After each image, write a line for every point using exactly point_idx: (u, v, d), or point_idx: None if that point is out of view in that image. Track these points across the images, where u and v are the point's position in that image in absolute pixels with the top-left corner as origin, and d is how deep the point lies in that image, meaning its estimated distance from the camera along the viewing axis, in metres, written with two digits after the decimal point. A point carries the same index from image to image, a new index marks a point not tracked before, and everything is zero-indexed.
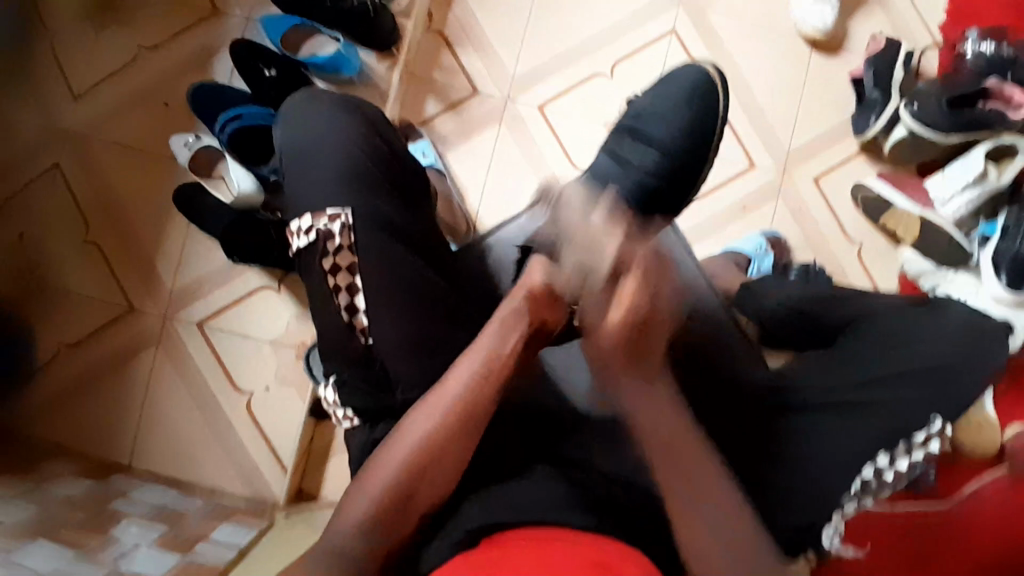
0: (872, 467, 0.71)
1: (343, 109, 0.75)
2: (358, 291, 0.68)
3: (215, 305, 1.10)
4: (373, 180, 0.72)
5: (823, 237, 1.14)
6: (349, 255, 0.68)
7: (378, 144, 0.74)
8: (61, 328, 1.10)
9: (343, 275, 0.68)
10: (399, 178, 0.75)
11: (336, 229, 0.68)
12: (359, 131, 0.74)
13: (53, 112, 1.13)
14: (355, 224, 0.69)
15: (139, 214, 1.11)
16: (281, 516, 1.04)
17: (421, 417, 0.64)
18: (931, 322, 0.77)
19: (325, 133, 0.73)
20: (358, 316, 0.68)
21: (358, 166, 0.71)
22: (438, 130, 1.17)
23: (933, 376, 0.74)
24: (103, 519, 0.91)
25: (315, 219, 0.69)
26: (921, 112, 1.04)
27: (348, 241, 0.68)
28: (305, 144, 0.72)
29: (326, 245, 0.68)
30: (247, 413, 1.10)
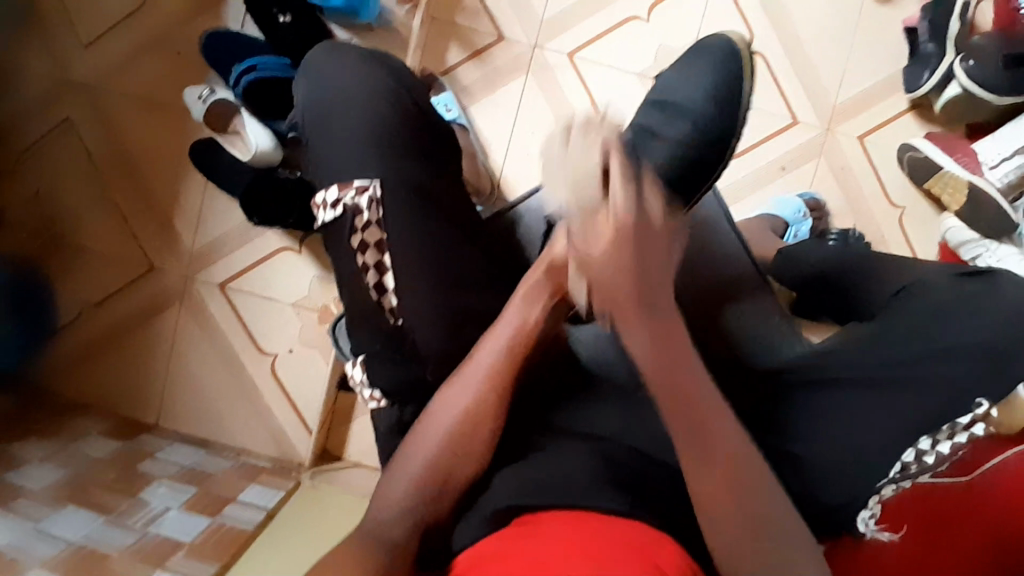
0: (912, 450, 0.64)
1: (365, 64, 0.70)
2: (385, 270, 0.64)
3: (235, 266, 1.07)
4: (397, 142, 0.67)
5: (865, 199, 1.08)
6: (378, 231, 0.64)
7: (407, 105, 0.70)
8: (81, 286, 1.09)
9: (372, 252, 0.64)
10: (429, 141, 0.70)
11: (364, 204, 0.64)
12: (383, 88, 0.69)
13: (61, 60, 1.07)
14: (383, 197, 0.64)
15: (153, 169, 1.07)
16: (307, 477, 1.05)
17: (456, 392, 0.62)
18: (989, 289, 0.68)
19: (345, 92, 0.68)
20: (387, 295, 0.64)
21: (386, 126, 0.67)
22: (461, 81, 1.10)
23: (985, 351, 0.65)
24: (133, 480, 0.91)
25: (341, 191, 0.64)
26: (977, 70, 0.94)
27: (376, 216, 0.64)
28: (329, 102, 0.68)
29: (354, 221, 0.64)
30: (271, 374, 1.08)
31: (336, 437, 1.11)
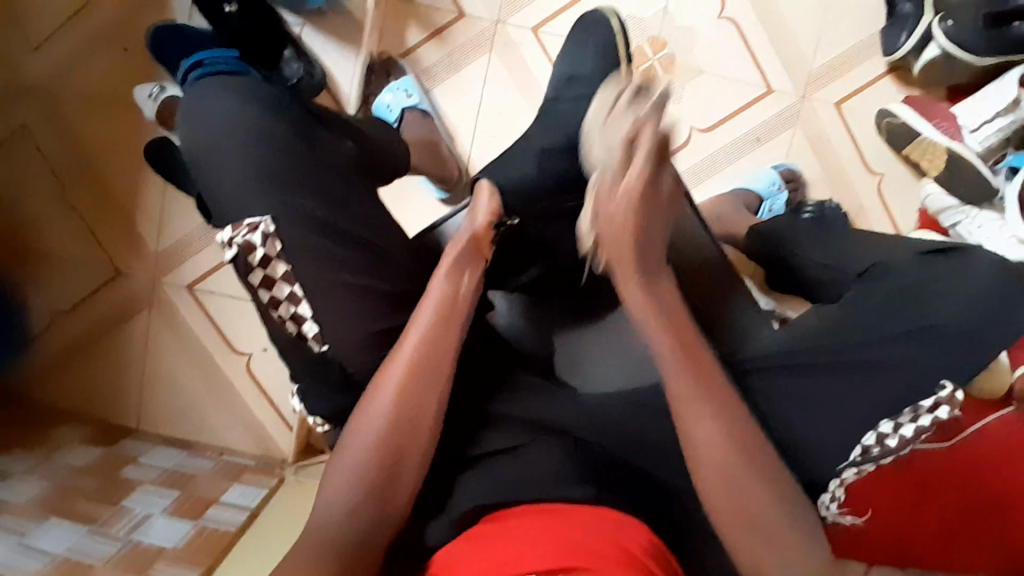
0: (873, 433, 0.59)
1: (248, 94, 0.65)
2: (299, 301, 0.60)
3: (203, 267, 1.06)
4: (288, 171, 0.62)
5: (843, 167, 1.05)
6: (280, 264, 0.59)
7: (288, 135, 0.64)
8: (51, 295, 1.08)
9: (279, 287, 0.60)
10: (323, 166, 0.65)
11: (258, 239, 0.59)
12: (269, 117, 0.64)
13: (8, 64, 1.04)
14: (277, 230, 0.59)
15: (112, 172, 1.05)
16: (290, 473, 1.06)
17: (381, 384, 0.59)
18: (960, 268, 0.65)
19: (226, 122, 0.63)
20: (306, 325, 0.61)
21: (264, 159, 0.61)
22: (421, 63, 1.06)
23: (960, 331, 0.61)
24: (115, 487, 0.92)
25: (233, 231, 0.59)
26: (955, 30, 0.90)
27: (274, 250, 0.59)
28: (203, 141, 0.63)
29: (249, 260, 0.59)
30: (248, 373, 1.08)
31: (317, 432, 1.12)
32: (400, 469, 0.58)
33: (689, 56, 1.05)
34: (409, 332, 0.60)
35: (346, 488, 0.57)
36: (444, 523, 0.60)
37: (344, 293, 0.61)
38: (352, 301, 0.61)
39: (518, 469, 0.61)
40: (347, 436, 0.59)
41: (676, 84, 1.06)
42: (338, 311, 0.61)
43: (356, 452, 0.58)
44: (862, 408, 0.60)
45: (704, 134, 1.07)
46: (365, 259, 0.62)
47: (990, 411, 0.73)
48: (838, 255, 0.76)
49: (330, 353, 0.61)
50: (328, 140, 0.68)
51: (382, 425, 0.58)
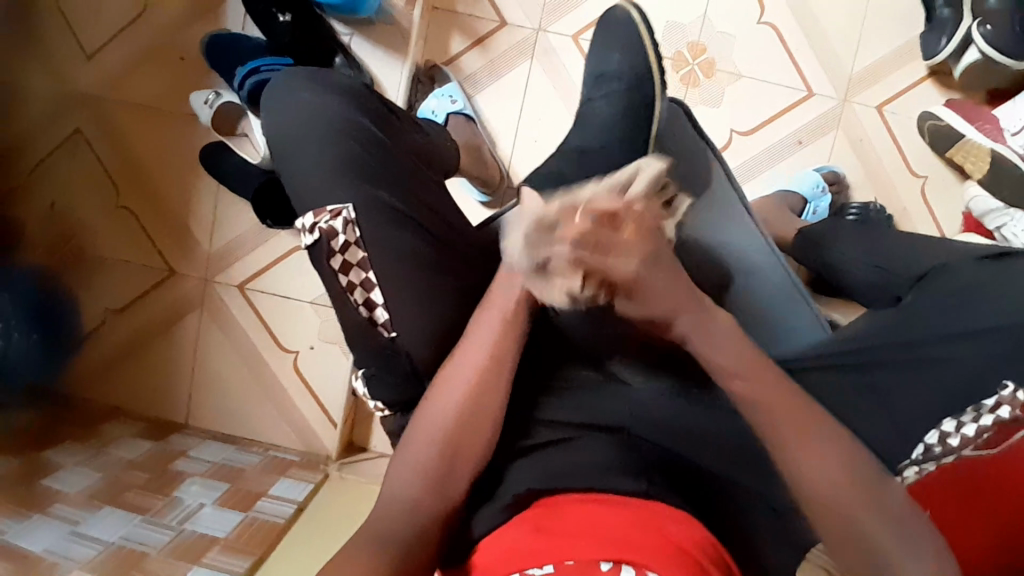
0: (935, 432, 0.60)
1: (326, 89, 0.67)
2: (373, 287, 0.62)
3: (253, 268, 1.09)
4: (371, 168, 0.64)
5: (885, 170, 1.05)
6: (357, 251, 0.62)
7: (366, 127, 0.66)
8: (106, 294, 1.12)
9: (356, 272, 0.62)
10: (393, 161, 0.67)
11: (339, 226, 0.61)
12: (347, 114, 0.66)
13: (69, 75, 1.09)
14: (358, 219, 0.62)
15: (168, 177, 1.09)
16: (335, 468, 1.08)
17: (443, 389, 0.61)
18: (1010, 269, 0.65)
19: (309, 117, 0.65)
20: (377, 311, 0.63)
21: (348, 153, 0.64)
22: (464, 70, 1.08)
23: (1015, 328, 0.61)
24: (166, 480, 0.95)
25: (316, 216, 0.62)
26: (995, 36, 0.90)
27: (354, 237, 0.62)
28: (285, 134, 0.65)
29: (331, 244, 0.61)
30: (294, 370, 1.11)
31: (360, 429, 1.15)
32: (458, 459, 0.60)
33: (729, 61, 1.06)
34: (470, 341, 0.63)
35: (413, 474, 0.59)
36: (491, 512, 0.61)
37: (402, 289, 0.63)
38: (412, 295, 0.63)
39: (569, 456, 0.64)
40: (410, 431, 0.61)
41: (715, 89, 1.07)
42: (399, 304, 0.63)
43: (423, 451, 0.60)
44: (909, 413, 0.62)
45: (744, 138, 1.07)
46: (425, 258, 0.64)
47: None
48: (883, 253, 0.78)
49: (398, 341, 0.63)
50: (403, 140, 0.72)
51: (449, 425, 0.60)
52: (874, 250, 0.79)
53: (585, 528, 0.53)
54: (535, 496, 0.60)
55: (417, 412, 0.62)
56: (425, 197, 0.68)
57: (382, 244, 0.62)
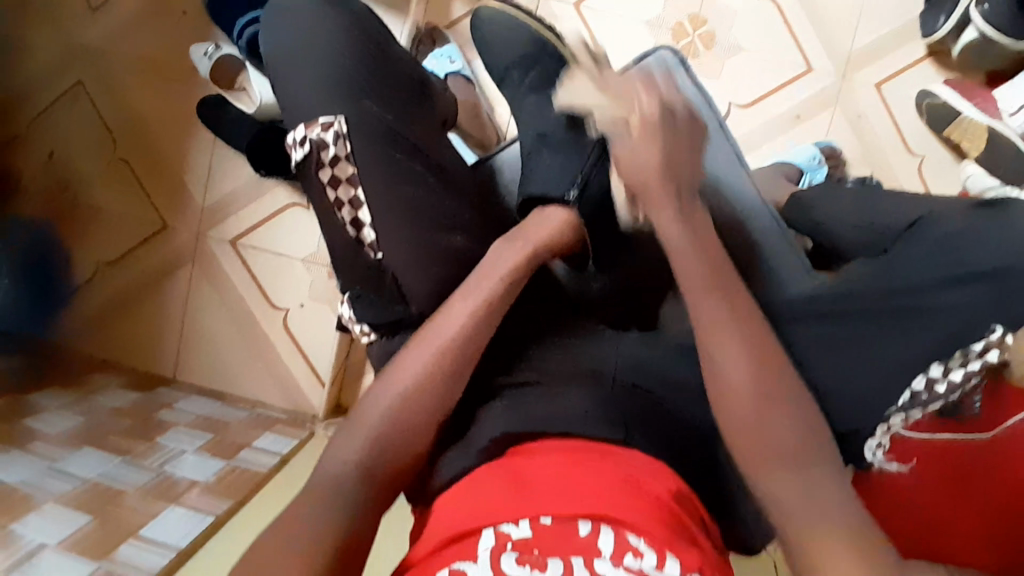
0: (923, 378, 0.60)
1: (327, 9, 0.70)
2: (360, 206, 0.65)
3: (248, 223, 1.09)
4: (363, 85, 0.67)
5: (882, 147, 1.06)
6: (346, 166, 0.65)
7: (365, 44, 0.70)
8: (98, 245, 1.12)
9: (343, 188, 0.65)
10: (388, 80, 0.70)
11: (330, 138, 0.64)
12: (346, 32, 0.69)
13: (71, 25, 1.10)
14: (349, 133, 0.65)
15: (168, 129, 1.09)
16: (321, 428, 1.07)
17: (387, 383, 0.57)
18: (1006, 213, 0.62)
19: (309, 35, 0.68)
20: (364, 231, 0.65)
21: (343, 69, 0.67)
22: (466, 35, 1.08)
23: (1000, 276, 0.59)
24: (149, 427, 0.94)
25: (308, 129, 0.65)
26: (994, 12, 0.89)
27: (344, 151, 0.64)
28: (286, 54, 0.69)
29: (320, 156, 0.64)
30: (285, 329, 1.11)
31: (350, 392, 1.12)
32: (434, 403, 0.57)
33: (728, 34, 1.07)
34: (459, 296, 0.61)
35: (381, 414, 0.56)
36: (472, 450, 0.57)
37: (390, 204, 0.65)
38: (399, 222, 0.65)
39: (548, 402, 0.59)
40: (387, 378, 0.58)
41: (713, 62, 1.07)
42: (386, 223, 0.65)
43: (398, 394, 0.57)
44: (897, 360, 0.61)
45: (742, 110, 1.08)
46: (414, 188, 0.66)
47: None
48: (864, 208, 0.74)
49: (384, 263, 0.65)
50: (402, 61, 0.73)
51: (391, 413, 0.56)
52: (858, 208, 0.75)
53: (572, 478, 0.50)
54: (511, 440, 0.57)
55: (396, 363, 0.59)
56: (412, 124, 0.69)
57: (371, 161, 0.65)
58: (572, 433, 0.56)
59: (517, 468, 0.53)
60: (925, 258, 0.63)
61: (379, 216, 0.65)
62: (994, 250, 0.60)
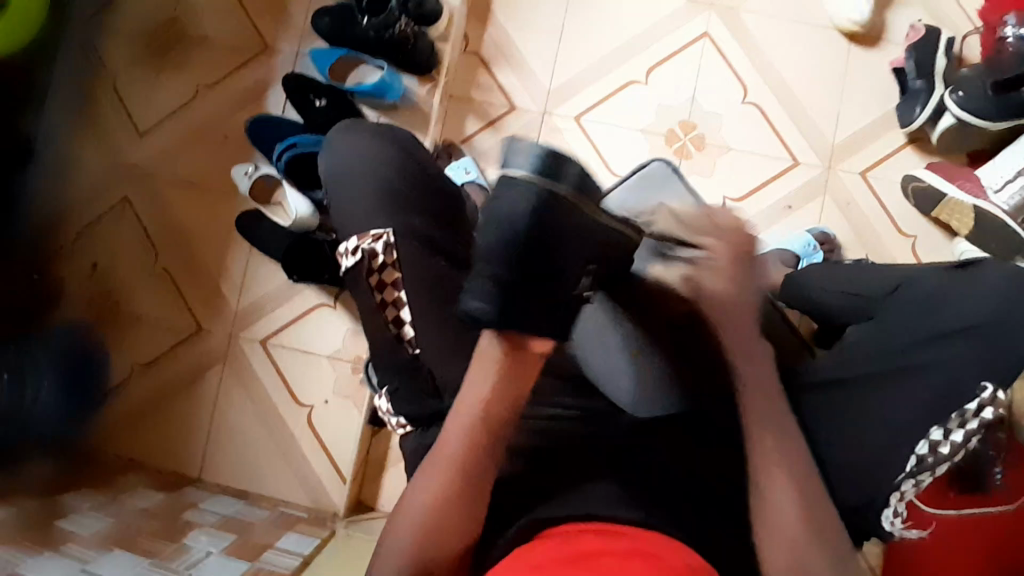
0: (926, 442, 0.67)
1: (379, 133, 0.80)
2: (403, 306, 0.73)
3: (278, 323, 1.16)
4: (408, 198, 0.76)
5: (873, 231, 1.12)
6: (393, 271, 0.73)
7: (411, 163, 0.79)
8: (137, 348, 1.18)
9: (389, 290, 0.73)
10: (432, 194, 0.78)
11: (380, 247, 0.73)
12: (393, 153, 0.79)
13: (122, 150, 1.22)
14: (396, 241, 0.74)
15: (207, 239, 1.19)
16: (342, 526, 1.06)
17: (401, 523, 0.61)
18: (972, 278, 0.71)
19: (362, 157, 0.78)
20: (405, 328, 0.72)
21: (391, 185, 0.76)
22: (478, 147, 1.18)
23: (974, 334, 0.68)
24: (177, 528, 0.93)
25: (360, 240, 0.74)
26: (967, 101, 1.01)
27: (391, 258, 0.73)
28: (341, 172, 0.78)
29: (372, 263, 0.73)
30: (309, 425, 1.14)
31: (371, 488, 1.13)
32: (449, 528, 0.60)
33: (717, 136, 1.15)
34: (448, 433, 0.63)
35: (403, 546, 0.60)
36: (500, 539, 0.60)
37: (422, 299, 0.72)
38: (423, 312, 0.72)
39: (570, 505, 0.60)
40: (399, 512, 0.62)
41: (705, 161, 1.15)
42: (420, 318, 0.72)
43: (409, 528, 0.61)
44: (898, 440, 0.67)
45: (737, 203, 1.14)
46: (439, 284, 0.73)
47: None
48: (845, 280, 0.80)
49: (420, 357, 0.71)
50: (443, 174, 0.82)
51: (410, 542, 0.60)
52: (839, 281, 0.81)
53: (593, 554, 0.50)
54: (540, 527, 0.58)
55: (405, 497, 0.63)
56: (445, 232, 0.77)
57: (413, 265, 0.73)
58: (597, 514, 0.58)
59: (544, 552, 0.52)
60: (906, 325, 0.71)
61: (416, 312, 0.72)
62: (966, 311, 0.69)
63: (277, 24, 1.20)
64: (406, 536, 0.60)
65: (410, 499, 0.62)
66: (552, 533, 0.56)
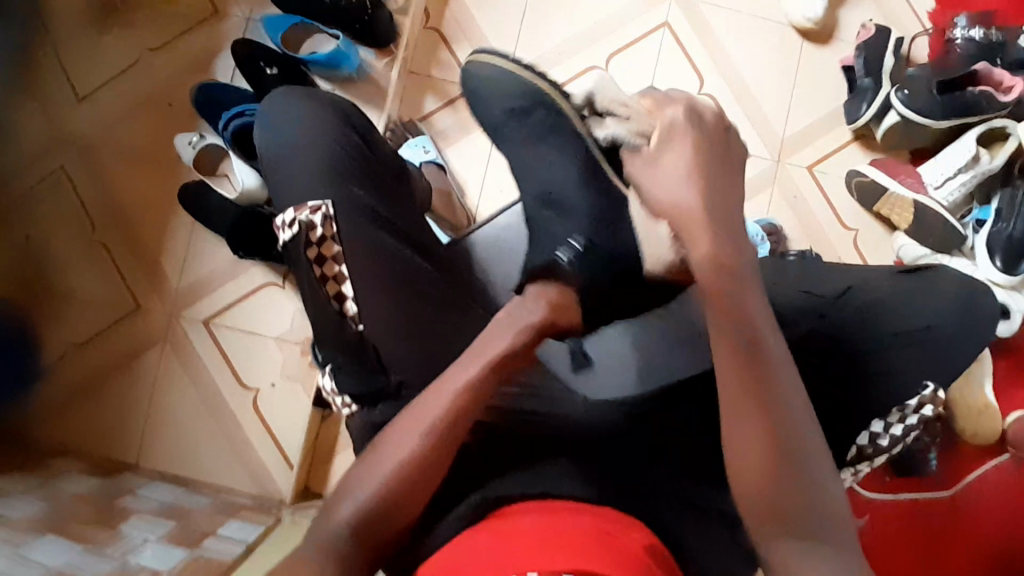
0: (866, 433, 0.71)
1: (319, 105, 0.78)
2: (343, 281, 0.70)
3: (221, 302, 1.10)
4: (348, 172, 0.74)
5: (819, 225, 1.16)
6: (332, 245, 0.71)
7: (351, 136, 0.77)
8: (68, 326, 1.10)
9: (328, 265, 0.70)
10: (375, 172, 0.77)
11: (318, 219, 0.70)
12: (335, 127, 0.77)
13: (52, 113, 1.13)
14: (335, 215, 0.71)
15: (145, 213, 1.12)
16: (288, 513, 1.01)
17: (363, 474, 0.57)
18: (927, 284, 0.75)
19: (302, 128, 0.76)
20: (347, 304, 0.70)
21: (332, 157, 0.74)
22: (437, 126, 1.15)
23: (927, 333, 0.72)
24: (111, 515, 0.88)
25: (296, 211, 0.71)
26: (911, 99, 1.06)
27: (330, 231, 0.71)
28: (276, 143, 0.76)
29: (309, 236, 0.70)
30: (254, 409, 1.09)
31: (318, 476, 1.09)
32: (411, 498, 0.57)
33: None
34: (435, 393, 0.61)
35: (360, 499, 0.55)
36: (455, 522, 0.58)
37: (378, 276, 0.70)
38: (378, 289, 0.70)
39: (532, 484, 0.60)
40: (363, 463, 0.58)
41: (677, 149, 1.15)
42: (365, 299, 0.70)
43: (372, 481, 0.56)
44: (838, 420, 0.71)
45: None
46: (389, 262, 0.71)
47: (989, 461, 1.00)
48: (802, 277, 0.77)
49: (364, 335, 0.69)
50: (388, 155, 0.81)
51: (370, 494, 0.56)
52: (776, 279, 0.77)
53: (549, 537, 0.49)
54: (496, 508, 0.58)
55: (373, 450, 0.59)
56: (389, 213, 0.75)
57: (358, 241, 0.71)
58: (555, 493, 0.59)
59: (504, 531, 0.51)
60: (864, 326, 0.73)
61: (372, 290, 0.70)
62: (908, 317, 0.73)
63: None
64: (365, 492, 0.56)
65: (382, 453, 0.58)
66: (513, 511, 0.56)
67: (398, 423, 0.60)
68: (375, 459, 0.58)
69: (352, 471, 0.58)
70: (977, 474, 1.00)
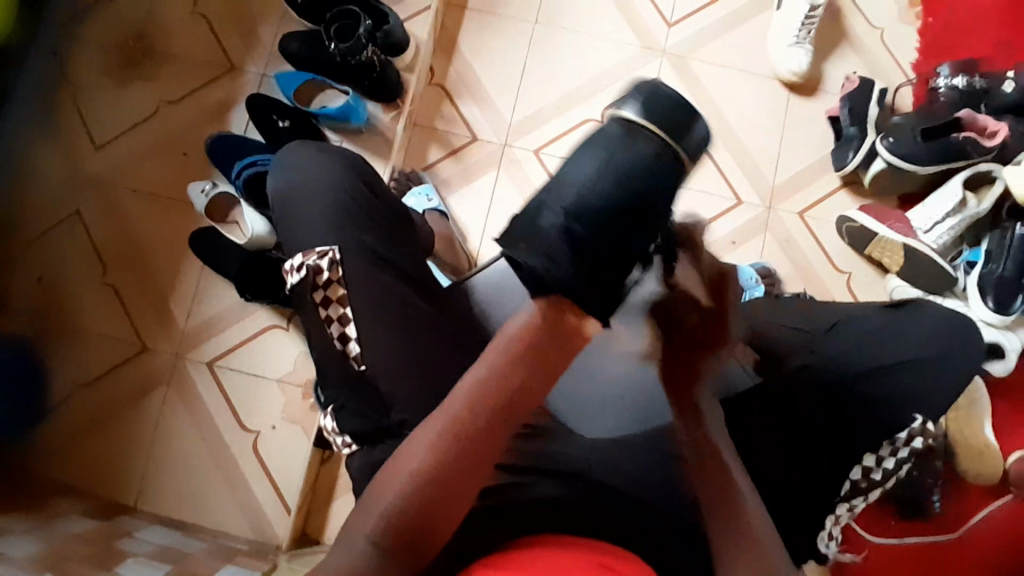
0: (859, 468, 0.73)
1: (327, 154, 0.81)
2: (348, 322, 0.72)
3: (226, 344, 1.12)
4: (353, 216, 0.77)
5: (813, 268, 1.18)
6: (338, 287, 0.73)
7: (357, 182, 0.80)
8: (76, 366, 1.12)
9: (334, 306, 0.73)
10: (378, 216, 0.79)
11: (325, 263, 0.73)
12: (341, 174, 0.79)
13: (73, 161, 1.19)
14: (342, 258, 0.74)
15: (156, 256, 1.16)
16: (284, 558, 1.00)
17: (383, 487, 0.56)
18: (914, 318, 0.76)
19: (310, 176, 0.79)
20: (350, 344, 0.72)
21: (338, 203, 0.77)
22: (440, 175, 1.20)
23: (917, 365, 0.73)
24: (108, 557, 0.87)
25: (305, 257, 0.74)
26: (897, 146, 1.11)
27: (336, 274, 0.73)
28: (286, 193, 0.79)
29: (316, 279, 0.73)
30: (254, 450, 1.10)
31: (316, 520, 1.09)
32: (430, 517, 0.55)
33: None
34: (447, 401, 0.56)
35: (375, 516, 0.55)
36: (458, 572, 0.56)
37: (379, 313, 0.73)
38: (379, 325, 0.72)
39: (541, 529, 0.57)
40: (381, 476, 0.57)
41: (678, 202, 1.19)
42: (367, 334, 0.72)
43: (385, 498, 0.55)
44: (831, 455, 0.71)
45: None
46: (390, 299, 0.74)
47: (993, 501, 0.99)
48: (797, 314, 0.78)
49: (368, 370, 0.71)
50: (391, 199, 0.83)
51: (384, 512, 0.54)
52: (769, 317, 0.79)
53: None
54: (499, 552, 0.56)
55: (393, 461, 0.58)
56: (390, 253, 0.77)
57: (359, 280, 0.74)
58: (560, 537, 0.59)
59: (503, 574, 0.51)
60: (857, 363, 0.74)
61: (374, 325, 0.72)
62: (899, 352, 0.74)
63: (245, 45, 1.21)
64: (382, 508, 0.55)
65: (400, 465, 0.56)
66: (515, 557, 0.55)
67: (417, 431, 0.57)
68: (392, 472, 0.56)
69: (370, 487, 0.58)
70: (982, 517, 0.99)
